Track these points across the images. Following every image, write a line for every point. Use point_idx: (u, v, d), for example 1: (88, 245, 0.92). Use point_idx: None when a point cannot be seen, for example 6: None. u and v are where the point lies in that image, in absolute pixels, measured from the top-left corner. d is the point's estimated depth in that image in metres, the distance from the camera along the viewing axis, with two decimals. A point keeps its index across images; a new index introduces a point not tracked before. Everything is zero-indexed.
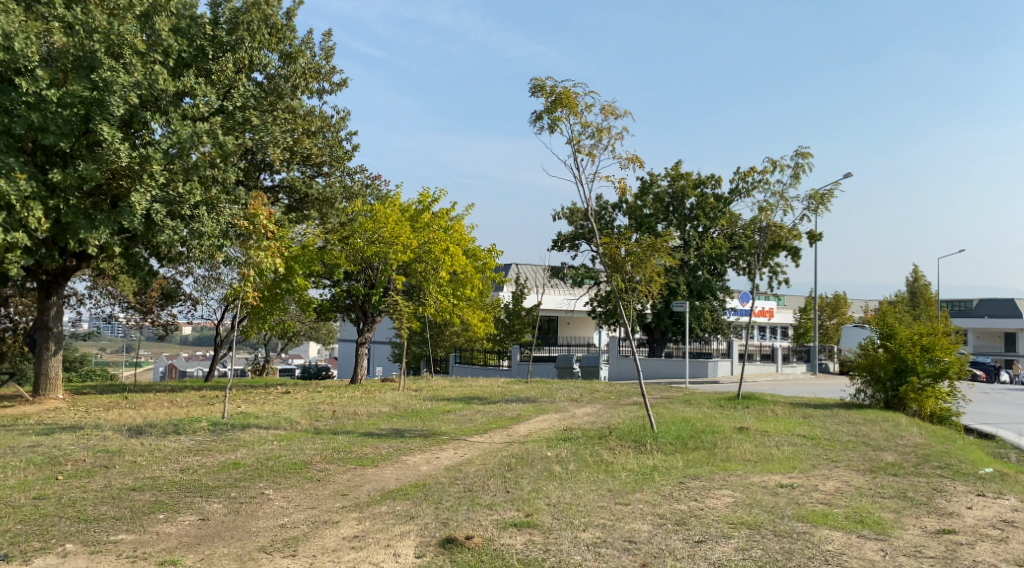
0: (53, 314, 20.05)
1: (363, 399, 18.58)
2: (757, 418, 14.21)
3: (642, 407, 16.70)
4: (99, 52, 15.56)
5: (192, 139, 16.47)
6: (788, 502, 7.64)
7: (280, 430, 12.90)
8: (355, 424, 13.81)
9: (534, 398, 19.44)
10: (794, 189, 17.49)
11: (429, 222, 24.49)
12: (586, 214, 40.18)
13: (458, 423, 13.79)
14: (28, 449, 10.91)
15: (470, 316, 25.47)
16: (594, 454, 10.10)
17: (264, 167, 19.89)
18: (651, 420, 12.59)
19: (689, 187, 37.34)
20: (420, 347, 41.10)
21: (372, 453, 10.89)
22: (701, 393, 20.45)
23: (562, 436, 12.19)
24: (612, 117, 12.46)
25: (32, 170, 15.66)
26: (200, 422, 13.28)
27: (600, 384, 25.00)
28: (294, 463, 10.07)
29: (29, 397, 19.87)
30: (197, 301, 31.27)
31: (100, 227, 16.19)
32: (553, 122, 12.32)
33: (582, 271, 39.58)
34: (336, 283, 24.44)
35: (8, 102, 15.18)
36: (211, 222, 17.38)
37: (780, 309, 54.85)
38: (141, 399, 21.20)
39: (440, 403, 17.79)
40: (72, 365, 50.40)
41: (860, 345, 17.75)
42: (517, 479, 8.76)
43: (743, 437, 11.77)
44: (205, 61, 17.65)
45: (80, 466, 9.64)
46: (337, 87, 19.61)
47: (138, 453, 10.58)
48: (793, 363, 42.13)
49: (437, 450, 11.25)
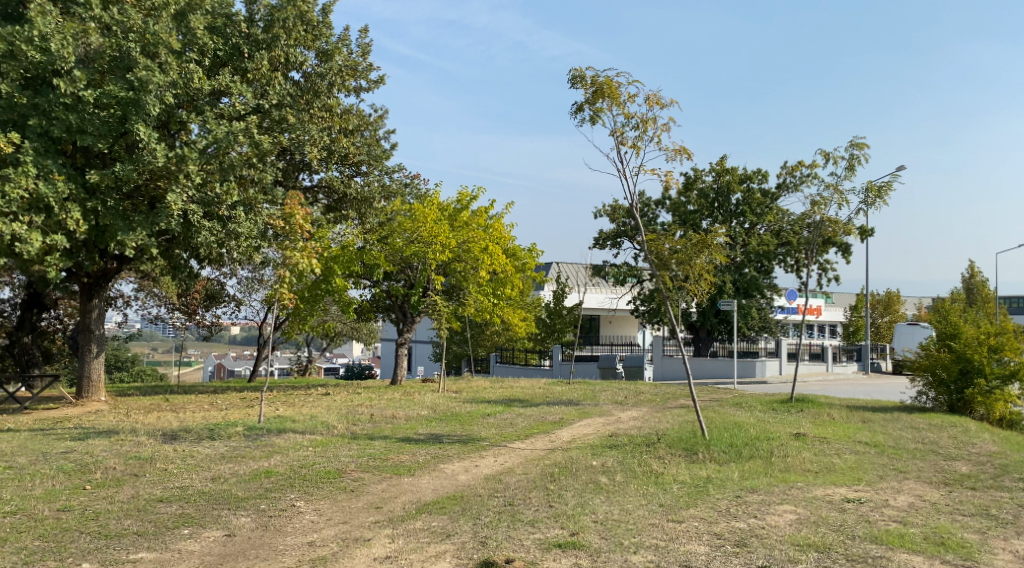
0: (95, 317, 19.97)
1: (403, 402, 18.18)
2: (813, 423, 13.50)
3: (691, 411, 16.06)
4: (134, 52, 15.34)
5: (228, 139, 16.22)
6: (858, 520, 7.02)
7: (316, 436, 12.53)
8: (393, 429, 13.39)
9: (577, 401, 18.89)
10: (849, 181, 16.68)
11: (468, 221, 24.03)
12: (628, 212, 39.47)
13: (499, 429, 13.30)
14: (60, 454, 10.68)
15: (511, 316, 24.95)
16: (643, 464, 9.55)
17: (302, 168, 19.62)
18: (701, 427, 12.00)
19: (735, 183, 36.42)
20: (461, 347, 40.76)
21: (410, 461, 10.47)
22: (750, 395, 19.74)
23: (608, 443, 11.65)
24: (657, 107, 11.83)
25: (71, 172, 15.53)
26: (235, 427, 12.97)
27: (646, 385, 24.30)
28: (328, 472, 9.67)
29: (73, 400, 19.83)
30: (240, 302, 31.21)
31: (138, 229, 15.94)
32: (594, 114, 11.75)
33: (625, 269, 38.87)
34: (376, 283, 24.13)
35: (46, 103, 15.04)
36: (249, 222, 17.14)
37: (830, 308, 53.43)
38: (182, 401, 21.06)
39: (480, 405, 17.33)
40: (121, 364, 51.16)
41: (922, 345, 16.86)
42: (561, 491, 8.25)
43: (800, 444, 11.11)
44: (241, 60, 17.27)
45: (110, 474, 9.35)
46: (374, 84, 19.24)
47: (170, 460, 10.28)
48: (845, 363, 40.89)
49: (476, 457, 10.77)
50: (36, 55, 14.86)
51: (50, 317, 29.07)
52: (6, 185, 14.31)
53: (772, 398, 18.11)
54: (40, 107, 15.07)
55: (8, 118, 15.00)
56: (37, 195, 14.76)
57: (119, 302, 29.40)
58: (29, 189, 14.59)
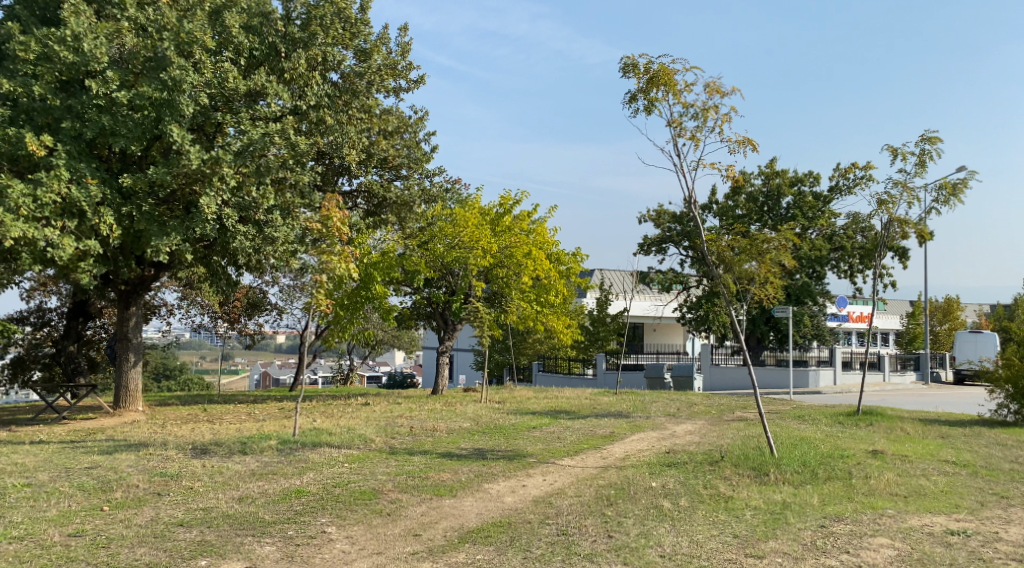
0: (133, 325, 19.51)
1: (444, 413, 17.43)
2: (889, 439, 12.48)
3: (750, 425, 15.10)
4: (168, 51, 14.82)
5: (263, 141, 15.66)
6: (969, 559, 6.22)
7: (353, 450, 11.84)
8: (434, 443, 12.65)
9: (627, 413, 18.00)
10: (920, 177, 15.63)
11: (510, 226, 23.24)
12: (673, 216, 38.43)
13: (547, 444, 12.48)
14: (83, 469, 10.07)
15: (556, 324, 24.04)
16: (709, 487, 8.73)
17: (341, 172, 19.06)
18: (768, 444, 11.13)
19: (786, 186, 35.24)
20: (504, 355, 40.01)
21: (453, 480, 9.73)
22: (811, 406, 18.67)
23: (666, 461, 10.81)
24: (718, 96, 10.95)
25: (104, 176, 15.07)
26: (269, 441, 12.32)
27: (697, 397, 23.27)
28: (364, 492, 8.94)
29: (110, 410, 19.43)
30: (281, 310, 30.82)
31: (172, 234, 15.33)
32: (649, 104, 10.91)
33: (671, 275, 37.82)
34: (416, 291, 23.46)
35: (79, 105, 14.61)
36: (285, 227, 16.50)
37: (885, 315, 51.67)
38: (220, 412, 20.54)
39: (525, 417, 16.53)
40: (167, 372, 51.41)
41: (1003, 355, 15.66)
42: (621, 519, 7.48)
43: (880, 463, 10.15)
44: (278, 60, 16.58)
45: (131, 493, 8.70)
46: (415, 84, 18.62)
47: (196, 478, 9.63)
48: (903, 372, 39.26)
49: (523, 476, 9.99)
50: (69, 55, 14.41)
51: (96, 326, 28.97)
52: (38, 189, 13.88)
53: (836, 410, 16.98)
54: (74, 110, 14.64)
55: (43, 121, 14.67)
56: (70, 199, 14.30)
57: (162, 310, 29.18)
58: (62, 194, 14.16)
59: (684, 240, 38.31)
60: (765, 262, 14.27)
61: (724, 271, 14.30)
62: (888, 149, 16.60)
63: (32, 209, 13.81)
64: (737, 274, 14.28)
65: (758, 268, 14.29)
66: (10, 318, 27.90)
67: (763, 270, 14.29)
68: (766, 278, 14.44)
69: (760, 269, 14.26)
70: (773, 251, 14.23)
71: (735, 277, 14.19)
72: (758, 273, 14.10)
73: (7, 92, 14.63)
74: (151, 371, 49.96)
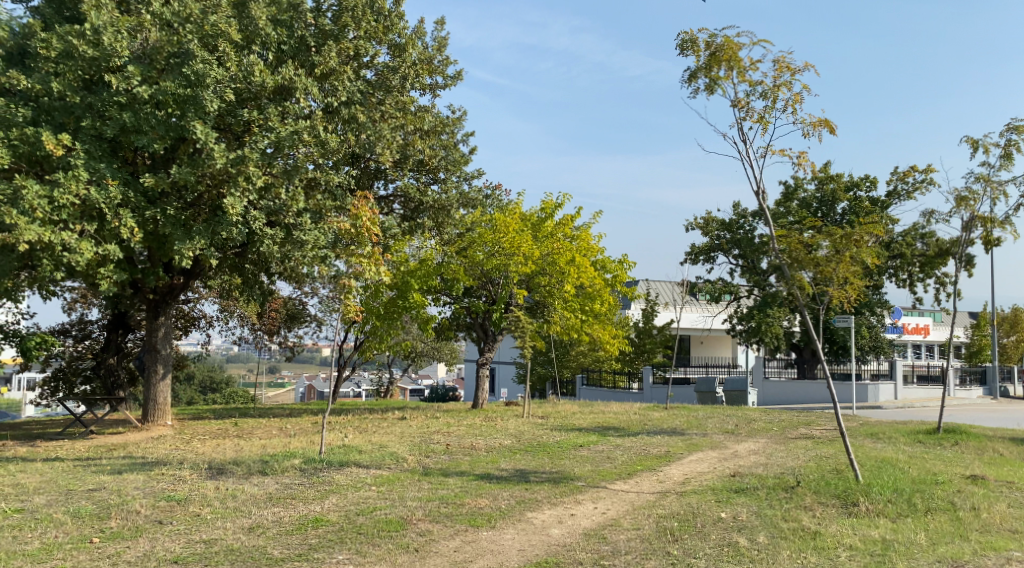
0: (162, 336, 18.66)
1: (483, 429, 16.27)
2: (986, 461, 11.08)
3: (819, 446, 13.78)
4: (192, 44, 13.98)
5: (292, 138, 14.73)
6: None
7: (383, 470, 10.78)
8: (472, 463, 11.55)
9: (681, 430, 16.71)
10: (1005, 172, 14.22)
11: (552, 231, 22.20)
12: (722, 224, 36.98)
13: (596, 465, 11.31)
14: (84, 492, 9.13)
15: (601, 334, 22.68)
16: (789, 519, 7.68)
17: (376, 175, 18.27)
18: (854, 467, 9.79)
19: (841, 191, 33.59)
20: (546, 368, 38.80)
21: (492, 507, 8.63)
22: (883, 424, 17.20)
23: (733, 488, 9.64)
24: (788, 72, 9.88)
25: (126, 177, 14.20)
26: (292, 459, 11.31)
27: (755, 412, 21.83)
28: (390, 522, 7.86)
29: (138, 424, 18.64)
30: (320, 322, 30.12)
31: (196, 238, 14.44)
32: (711, 83, 9.91)
33: (719, 285, 36.47)
34: (455, 300, 22.41)
35: (100, 102, 13.79)
36: (315, 230, 15.35)
37: (943, 328, 50.07)
38: (251, 427, 19.65)
39: (571, 433, 15.36)
40: (215, 386, 51.59)
41: None
42: (690, 561, 6.37)
43: (984, 490, 8.80)
44: (308, 54, 15.65)
45: (129, 521, 7.72)
46: (453, 81, 17.67)
47: (206, 503, 8.63)
48: (970, 387, 37.16)
49: (571, 504, 8.85)
50: (89, 50, 13.58)
51: (134, 338, 28.50)
52: (54, 190, 13.03)
53: (914, 429, 15.53)
54: (94, 107, 13.84)
55: (63, 120, 13.84)
56: (88, 201, 13.44)
57: (202, 322, 28.59)
58: (80, 195, 13.29)
59: (733, 248, 36.88)
60: (843, 263, 12.50)
61: (794, 271, 12.63)
62: (966, 141, 15.13)
63: (49, 211, 12.96)
64: (812, 273, 12.51)
65: (835, 266, 12.50)
66: (50, 330, 27.60)
67: (842, 270, 12.49)
68: (845, 280, 12.66)
69: (837, 268, 12.48)
70: (853, 250, 12.48)
71: (807, 277, 12.44)
72: (833, 273, 12.36)
73: (26, 90, 13.83)
74: (195, 384, 49.77)
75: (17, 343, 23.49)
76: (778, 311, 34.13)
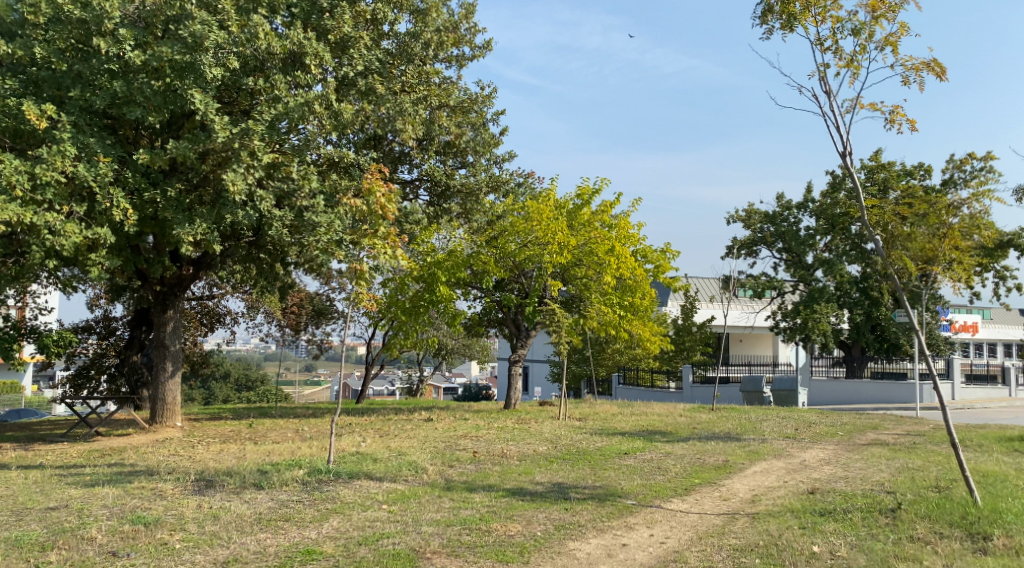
0: (170, 330, 17.21)
1: (517, 433, 14.72)
2: None
3: (900, 456, 12.14)
4: (190, 4, 12.47)
5: (302, 110, 13.18)
6: None
7: (399, 484, 9.27)
8: (501, 474, 10.03)
9: (736, 434, 15.03)
10: None
11: (589, 219, 20.34)
12: (766, 215, 34.99)
13: (648, 480, 9.71)
14: (41, 510, 7.69)
15: (642, 330, 20.92)
16: (904, 559, 6.22)
17: (399, 158, 17.05)
18: (971, 488, 8.14)
19: (893, 179, 31.55)
20: (582, 367, 37.12)
21: (525, 534, 7.14)
22: (965, 430, 15.45)
23: (819, 511, 8.05)
24: (885, 7, 8.16)
25: (119, 153, 12.75)
26: (296, 470, 9.82)
27: (812, 413, 20.14)
28: (400, 556, 6.37)
29: (145, 426, 17.23)
30: (348, 318, 28.81)
31: (198, 222, 12.96)
32: (791, 22, 8.25)
33: (763, 280, 34.76)
34: (486, 293, 20.83)
35: (89, 71, 12.34)
36: (328, 214, 13.66)
37: (993, 326, 49.15)
38: (266, 428, 18.21)
39: (614, 438, 13.72)
40: (251, 385, 50.90)
41: None
42: None
43: None
44: (321, 18, 14.10)
45: (75, 554, 6.29)
46: (482, 50, 16.15)
47: (181, 525, 7.18)
48: None
49: (623, 533, 7.35)
50: (77, 11, 12.12)
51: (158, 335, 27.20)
52: (37, 166, 11.60)
53: (1006, 435, 13.80)
54: (82, 76, 12.40)
55: (50, 92, 12.44)
56: (76, 180, 11.99)
57: (227, 319, 27.30)
58: (66, 172, 11.83)
59: (778, 241, 34.96)
60: (950, 238, 10.37)
61: (890, 249, 10.61)
62: None
63: (30, 189, 11.54)
64: (912, 253, 10.46)
65: (939, 243, 10.29)
66: (74, 327, 26.33)
67: (948, 246, 10.26)
68: (951, 258, 10.40)
69: (941, 246, 10.34)
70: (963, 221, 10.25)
71: (907, 256, 10.44)
72: (938, 253, 10.25)
73: (14, 59, 12.41)
74: (230, 383, 49.12)
75: (33, 339, 22.31)
76: (826, 307, 32.17)
